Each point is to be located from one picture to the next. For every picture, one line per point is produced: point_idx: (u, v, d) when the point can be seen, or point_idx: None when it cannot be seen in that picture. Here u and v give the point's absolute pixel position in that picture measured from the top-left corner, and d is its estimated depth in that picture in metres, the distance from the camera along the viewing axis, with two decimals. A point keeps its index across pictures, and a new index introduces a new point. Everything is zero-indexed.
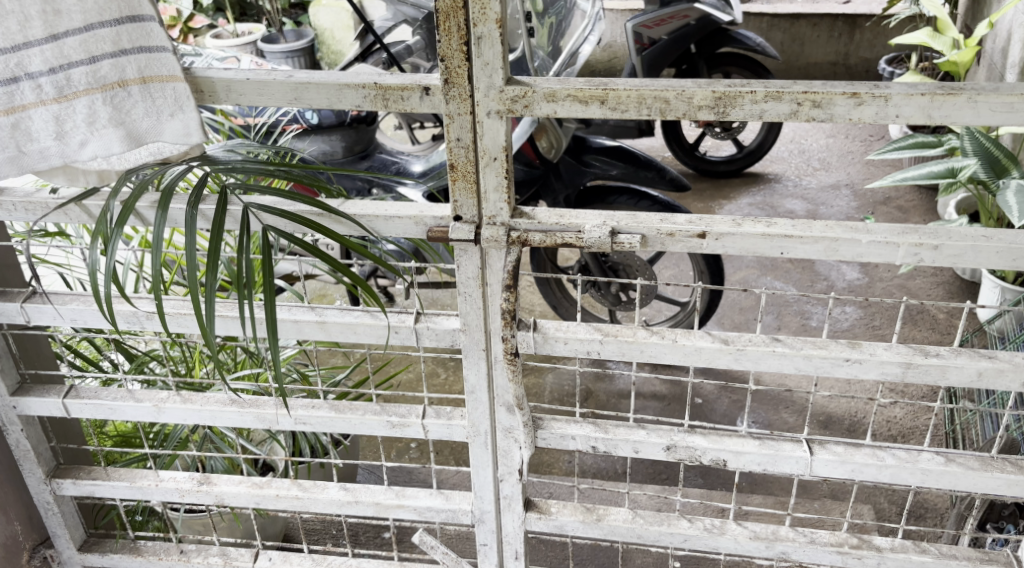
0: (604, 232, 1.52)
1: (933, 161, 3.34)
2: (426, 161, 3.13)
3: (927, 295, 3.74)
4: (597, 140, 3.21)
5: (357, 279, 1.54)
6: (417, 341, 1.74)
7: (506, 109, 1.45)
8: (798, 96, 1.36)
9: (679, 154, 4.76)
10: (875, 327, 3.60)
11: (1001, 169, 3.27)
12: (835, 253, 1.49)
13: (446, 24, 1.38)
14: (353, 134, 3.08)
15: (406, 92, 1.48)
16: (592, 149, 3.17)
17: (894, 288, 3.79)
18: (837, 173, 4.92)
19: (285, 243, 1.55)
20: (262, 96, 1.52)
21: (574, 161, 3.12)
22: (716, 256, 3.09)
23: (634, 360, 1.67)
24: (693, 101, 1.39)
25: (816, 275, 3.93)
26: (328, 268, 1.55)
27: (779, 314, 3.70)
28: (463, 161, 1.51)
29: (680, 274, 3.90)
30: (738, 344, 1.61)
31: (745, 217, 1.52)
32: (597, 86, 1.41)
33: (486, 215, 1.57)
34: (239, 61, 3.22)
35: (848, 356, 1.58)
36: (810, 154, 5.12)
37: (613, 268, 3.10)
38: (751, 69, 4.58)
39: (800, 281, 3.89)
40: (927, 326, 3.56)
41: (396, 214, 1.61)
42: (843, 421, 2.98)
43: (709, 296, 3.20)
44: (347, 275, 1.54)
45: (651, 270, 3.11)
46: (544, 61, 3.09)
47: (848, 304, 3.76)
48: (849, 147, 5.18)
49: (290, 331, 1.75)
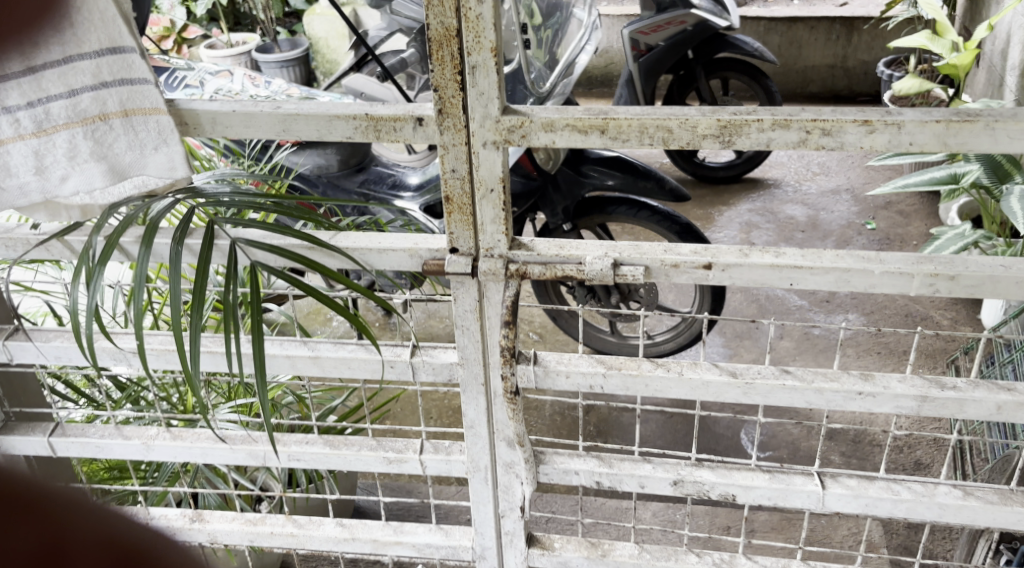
0: (606, 264, 1.47)
1: (934, 168, 3.26)
2: (422, 173, 3.08)
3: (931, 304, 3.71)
4: (595, 152, 3.16)
5: (344, 316, 1.43)
6: (413, 376, 1.67)
7: (502, 139, 1.39)
8: (807, 123, 1.30)
9: (677, 160, 4.77)
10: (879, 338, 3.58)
11: (1004, 173, 3.25)
12: (846, 285, 1.42)
13: (439, 53, 1.31)
14: (348, 147, 3.04)
15: (398, 123, 1.41)
16: (589, 160, 3.12)
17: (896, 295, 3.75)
18: (837, 178, 4.87)
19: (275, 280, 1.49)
20: (248, 129, 1.44)
21: (573, 172, 3.08)
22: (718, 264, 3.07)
23: (638, 395, 1.61)
24: (697, 129, 1.33)
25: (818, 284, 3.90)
26: (314, 304, 1.47)
27: (781, 323, 3.67)
28: (459, 193, 1.46)
29: None
30: (747, 377, 1.55)
31: (752, 247, 1.45)
32: (596, 114, 1.35)
33: (482, 246, 1.51)
34: (232, 75, 3.29)
35: (861, 390, 1.51)
36: (810, 159, 5.09)
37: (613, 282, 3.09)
38: (749, 75, 4.50)
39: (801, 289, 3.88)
40: (932, 335, 3.53)
41: (390, 247, 1.55)
42: (849, 433, 2.95)
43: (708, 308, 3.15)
44: (334, 313, 1.44)
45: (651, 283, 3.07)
46: (541, 71, 3.02)
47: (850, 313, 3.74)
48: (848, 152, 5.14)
49: (282, 367, 1.69)
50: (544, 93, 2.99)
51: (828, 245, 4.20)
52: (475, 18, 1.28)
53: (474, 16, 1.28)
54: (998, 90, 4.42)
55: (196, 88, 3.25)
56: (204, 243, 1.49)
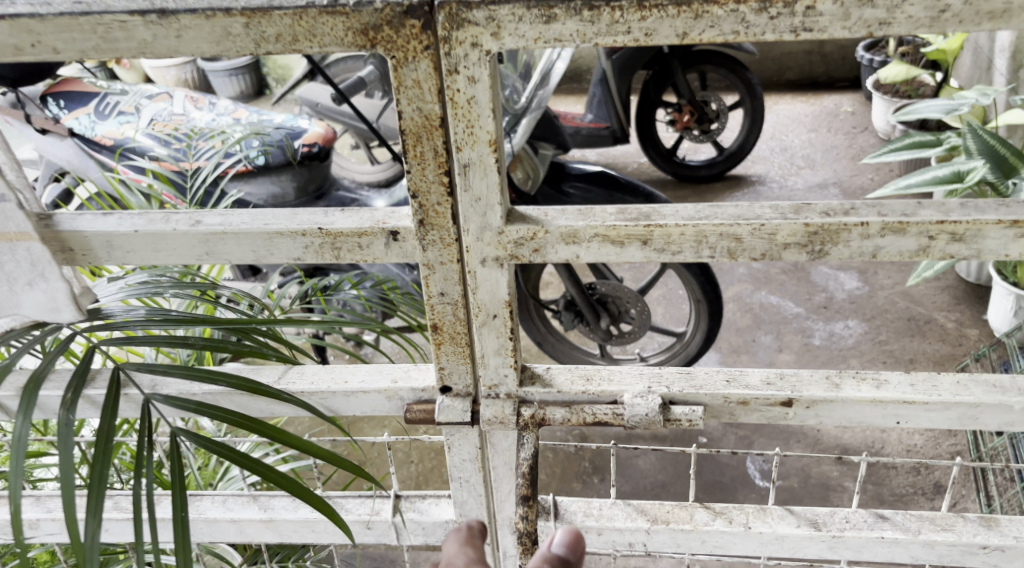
0: (653, 404, 1.10)
1: (935, 165, 2.68)
2: (388, 195, 2.38)
3: (932, 304, 3.03)
4: (579, 164, 2.41)
5: (311, 489, 1.01)
6: (398, 538, 1.32)
7: (507, 254, 1.02)
8: (931, 227, 0.94)
9: (654, 159, 4.02)
10: (882, 342, 2.88)
11: (1010, 169, 2.59)
12: (972, 422, 1.09)
13: (417, 148, 0.95)
14: (305, 173, 2.39)
15: (365, 238, 1.03)
16: (571, 175, 2.39)
17: (899, 297, 3.07)
18: (823, 171, 4.14)
19: (201, 447, 1.05)
20: (159, 253, 1.06)
21: (550, 192, 2.36)
22: (717, 283, 2.42)
23: (691, 551, 1.27)
24: (778, 238, 0.97)
25: (813, 286, 3.18)
26: (258, 475, 1.04)
27: (778, 334, 2.95)
28: (451, 321, 1.08)
29: (670, 294, 3.45)
30: (833, 529, 1.23)
31: (844, 374, 1.11)
32: (637, 221, 0.99)
33: (484, 383, 1.14)
34: (174, 98, 2.42)
35: (984, 543, 1.19)
36: (793, 151, 4.34)
37: (599, 302, 2.54)
38: (729, 68, 3.89)
39: (797, 294, 3.14)
40: (935, 338, 2.87)
41: (360, 386, 1.17)
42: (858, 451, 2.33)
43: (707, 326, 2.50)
44: (295, 485, 1.01)
45: (647, 302, 2.54)
46: (513, 84, 2.27)
47: (849, 317, 3.02)
48: (834, 141, 4.40)
49: (229, 533, 1.33)
50: (518, 110, 2.20)
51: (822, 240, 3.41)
52: (466, 103, 0.92)
53: (464, 100, 0.92)
54: (987, 71, 4.04)
55: (128, 116, 2.37)
56: (109, 393, 1.07)
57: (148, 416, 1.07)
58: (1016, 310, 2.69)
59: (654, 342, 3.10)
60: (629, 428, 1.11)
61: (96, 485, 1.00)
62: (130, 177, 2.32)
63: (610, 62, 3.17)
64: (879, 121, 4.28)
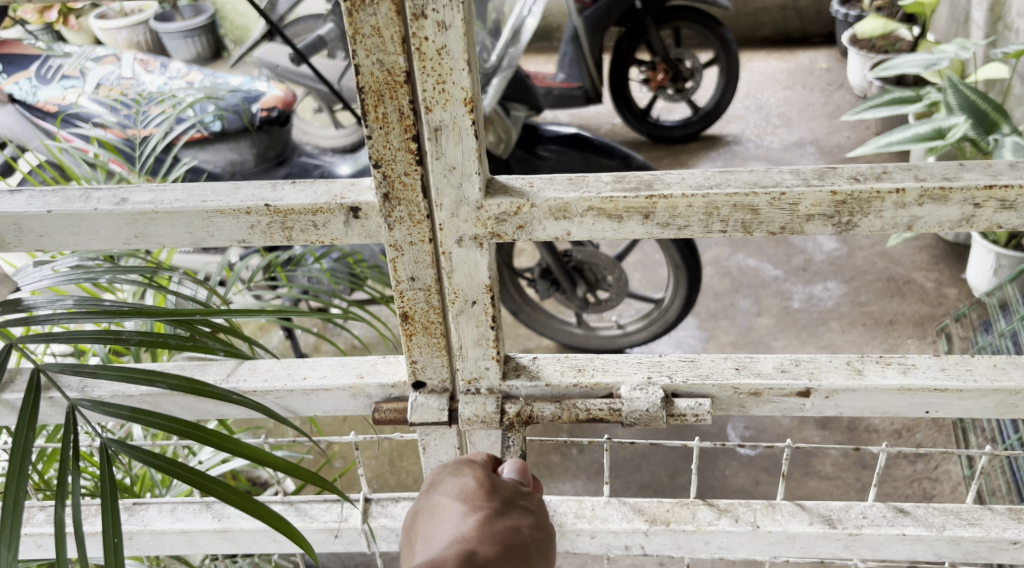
0: (653, 397, 0.98)
1: (915, 122, 2.52)
2: (355, 162, 2.22)
3: (915, 265, 2.93)
4: (553, 126, 2.26)
5: (268, 505, 0.88)
6: (369, 546, 1.22)
7: (486, 232, 0.88)
8: (977, 193, 0.82)
9: (629, 120, 3.86)
10: (865, 306, 2.78)
11: (990, 125, 2.46)
12: (1009, 409, 0.98)
13: (378, 110, 0.80)
14: (266, 141, 2.20)
15: (320, 216, 0.89)
16: (546, 139, 2.23)
17: (881, 259, 2.96)
18: (799, 129, 4.02)
19: (134, 458, 0.90)
20: (78, 236, 0.91)
21: (525, 155, 2.21)
22: (696, 248, 2.29)
23: (692, 550, 1.16)
24: (800, 208, 0.84)
25: (791, 248, 3.06)
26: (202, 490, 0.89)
27: (757, 299, 2.83)
28: (423, 309, 0.94)
29: (648, 260, 3.32)
30: (849, 526, 1.11)
31: (867, 358, 0.99)
32: (637, 191, 0.85)
33: (462, 377, 1.00)
34: (123, 60, 2.22)
35: (1014, 537, 1.08)
36: (769, 109, 4.21)
37: (575, 270, 2.41)
38: (705, 25, 3.73)
39: (775, 257, 3.02)
40: (917, 300, 2.77)
41: (322, 383, 1.04)
42: (843, 420, 2.22)
43: (685, 293, 2.37)
44: (250, 501, 0.87)
45: (625, 269, 2.41)
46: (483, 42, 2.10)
47: (829, 280, 2.91)
48: (810, 97, 4.28)
49: (180, 545, 1.22)
50: (488, 69, 2.03)
51: None
52: (436, 54, 0.77)
53: (433, 50, 0.77)
54: (964, 25, 3.90)
55: (73, 80, 2.17)
56: (26, 395, 0.91)
57: (73, 421, 0.91)
58: (996, 269, 2.60)
59: (631, 309, 2.97)
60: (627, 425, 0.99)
61: (11, 504, 0.85)
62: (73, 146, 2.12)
63: (581, 20, 2.98)
64: (857, 76, 4.15)
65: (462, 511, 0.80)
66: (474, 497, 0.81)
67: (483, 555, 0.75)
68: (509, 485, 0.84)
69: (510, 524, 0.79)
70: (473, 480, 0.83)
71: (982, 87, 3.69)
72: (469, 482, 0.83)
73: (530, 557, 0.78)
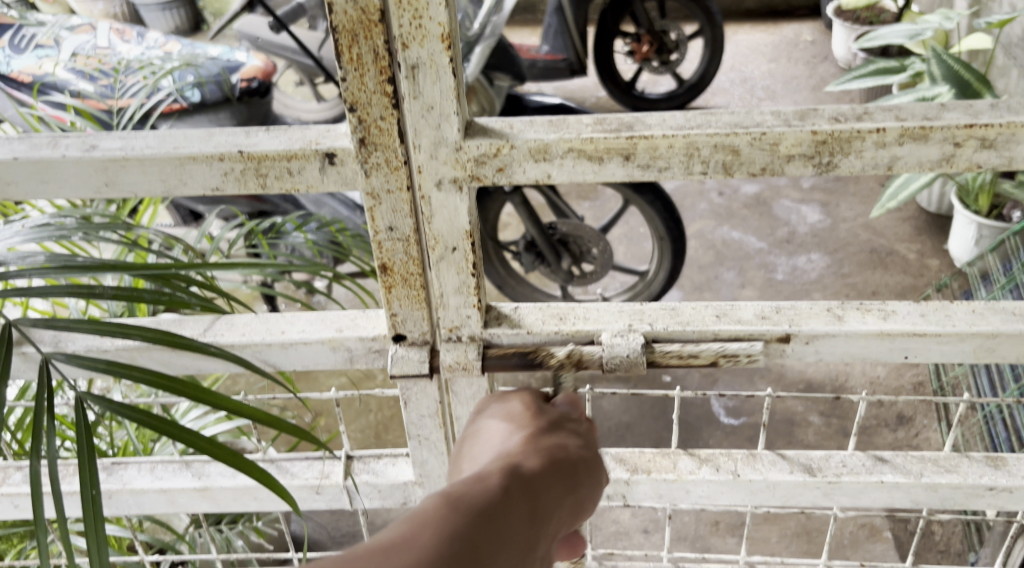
0: (635, 344, 0.98)
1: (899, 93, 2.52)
2: None
3: (898, 235, 2.94)
4: (536, 97, 2.25)
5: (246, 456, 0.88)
6: (351, 502, 1.22)
7: (466, 175, 0.88)
8: (958, 131, 0.82)
9: (614, 93, 3.84)
10: (848, 276, 2.79)
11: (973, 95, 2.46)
12: (987, 354, 0.98)
13: (353, 50, 0.79)
14: (246, 112, 2.18)
15: (295, 162, 0.88)
16: (531, 109, 2.22)
17: (864, 230, 2.97)
18: (784, 102, 4.01)
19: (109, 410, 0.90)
20: (47, 184, 0.89)
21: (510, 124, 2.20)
22: (682, 219, 2.28)
23: (674, 501, 1.16)
24: (781, 149, 0.84)
25: (775, 220, 3.06)
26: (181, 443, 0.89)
27: (741, 270, 2.84)
28: (402, 259, 0.94)
29: (633, 233, 3.32)
30: (828, 475, 1.12)
31: (848, 304, 0.99)
32: (618, 132, 0.84)
33: (443, 326, 1.00)
34: (98, 31, 2.20)
35: (991, 484, 1.09)
36: (754, 82, 4.20)
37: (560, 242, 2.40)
38: None
39: (760, 229, 3.02)
40: (900, 270, 2.79)
41: (300, 336, 1.03)
42: (826, 388, 2.24)
43: (671, 265, 2.37)
44: (230, 454, 0.87)
45: (611, 242, 2.40)
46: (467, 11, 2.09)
47: (813, 251, 2.92)
48: (794, 71, 4.27)
49: (161, 504, 1.22)
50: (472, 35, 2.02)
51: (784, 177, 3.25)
52: None
53: None
54: None
55: (47, 49, 2.14)
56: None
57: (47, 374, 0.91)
58: (977, 240, 2.62)
59: (616, 282, 2.97)
60: (682, 359, 0.98)
61: None
62: (48, 115, 2.09)
63: None
64: (841, 49, 4.15)
65: (510, 432, 0.85)
66: (521, 419, 0.86)
67: (529, 463, 0.76)
68: (557, 416, 0.87)
69: (555, 442, 0.82)
70: (522, 408, 0.88)
71: (966, 58, 3.70)
72: (517, 409, 0.88)
73: (578, 472, 0.79)
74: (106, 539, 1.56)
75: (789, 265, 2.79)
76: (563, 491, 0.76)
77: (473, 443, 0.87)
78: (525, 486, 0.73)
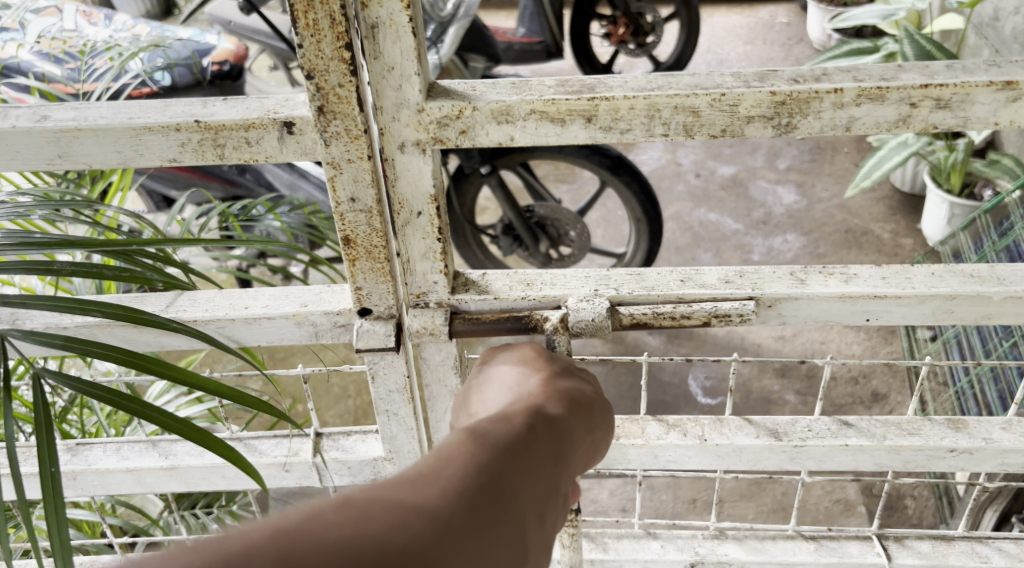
0: (600, 308, 0.98)
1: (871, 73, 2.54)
2: None
3: (872, 214, 2.97)
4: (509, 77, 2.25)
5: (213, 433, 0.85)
6: (320, 480, 1.22)
7: (429, 137, 0.88)
8: (913, 91, 0.83)
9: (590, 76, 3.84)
10: (822, 256, 2.82)
11: None
12: (946, 316, 1.00)
13: (309, 16, 0.79)
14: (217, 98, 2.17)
15: (252, 132, 0.88)
16: None
17: (838, 210, 3.00)
18: None
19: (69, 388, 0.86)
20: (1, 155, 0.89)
21: None
22: (658, 200, 2.29)
23: (643, 469, 1.17)
24: (740, 110, 0.84)
25: (751, 201, 3.08)
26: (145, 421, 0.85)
27: (717, 251, 2.86)
28: (365, 233, 0.93)
29: (610, 216, 3.32)
30: (794, 438, 1.14)
31: (811, 266, 1.00)
32: (579, 94, 0.85)
33: (411, 292, 1.01)
34: (64, 14, 2.18)
35: (953, 446, 1.11)
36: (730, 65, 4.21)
37: (538, 225, 2.40)
38: None
39: (735, 210, 3.04)
40: (873, 250, 2.82)
41: (264, 310, 1.03)
42: (801, 366, 2.26)
43: (648, 246, 2.38)
44: (195, 430, 0.85)
45: (587, 225, 2.40)
46: None
47: (788, 231, 2.94)
48: (770, 53, 4.29)
49: (127, 484, 1.21)
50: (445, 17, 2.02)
51: (759, 157, 3.26)
52: None
53: None
54: None
55: (12, 33, 2.12)
56: None
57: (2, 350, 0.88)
58: (949, 219, 2.64)
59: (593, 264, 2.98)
60: (675, 321, 0.99)
61: None
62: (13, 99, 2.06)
63: None
64: (816, 31, 4.17)
65: (523, 374, 0.87)
66: (533, 363, 0.88)
67: (551, 404, 0.79)
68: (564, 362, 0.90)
69: (572, 383, 0.85)
70: (530, 354, 0.90)
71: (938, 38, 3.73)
72: (528, 353, 0.90)
73: (594, 412, 0.83)
74: (78, 523, 1.56)
75: (764, 246, 2.80)
76: (581, 432, 0.80)
77: (483, 385, 0.89)
78: (550, 427, 0.76)
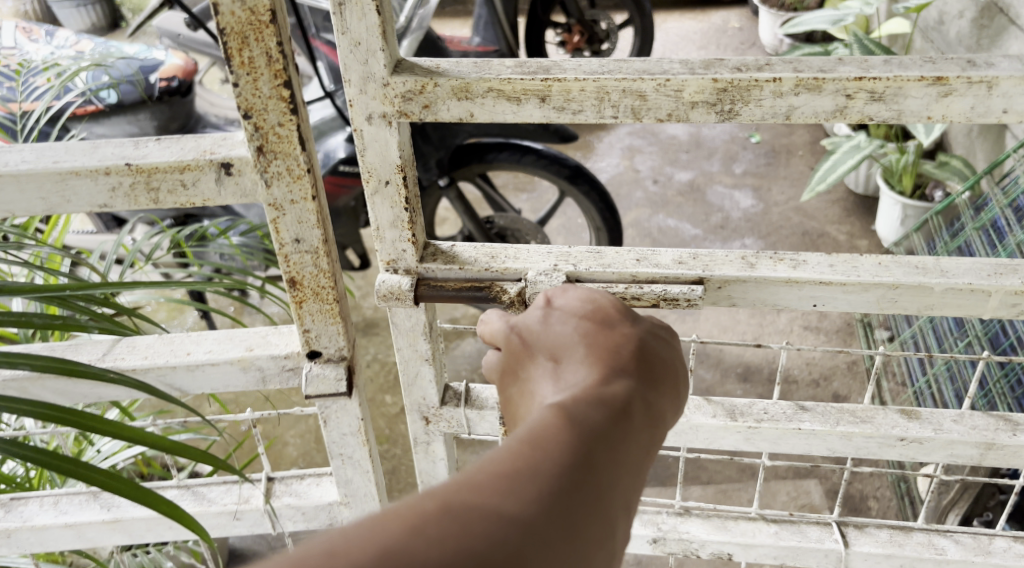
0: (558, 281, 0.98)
1: None
2: None
3: (828, 217, 3.01)
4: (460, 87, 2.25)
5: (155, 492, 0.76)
6: (274, 527, 1.20)
7: (395, 111, 0.88)
8: (848, 84, 0.84)
9: None
10: None
11: None
12: (892, 305, 1.01)
13: (244, 54, 0.79)
14: (166, 111, 2.14)
15: (188, 173, 0.88)
16: None
17: (794, 213, 3.03)
18: None
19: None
20: None
21: None
22: (615, 208, 2.30)
23: None
24: (685, 93, 0.85)
25: (708, 207, 3.10)
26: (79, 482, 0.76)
27: None
28: (312, 276, 0.93)
29: (570, 225, 3.33)
30: (749, 419, 1.14)
31: (760, 253, 1.01)
32: (535, 74, 0.85)
33: (381, 258, 1.01)
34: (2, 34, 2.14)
35: (904, 436, 1.13)
36: None
37: (498, 235, 2.40)
38: None
39: (693, 216, 3.06)
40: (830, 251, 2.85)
41: (206, 355, 1.02)
42: (763, 370, 2.27)
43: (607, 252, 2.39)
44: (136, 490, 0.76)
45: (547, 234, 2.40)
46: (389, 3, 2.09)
47: (747, 236, 2.96)
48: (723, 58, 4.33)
49: (68, 539, 1.19)
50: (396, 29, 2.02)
51: (715, 163, 3.30)
52: None
53: None
54: None
55: None
56: None
57: None
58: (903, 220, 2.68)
59: None
60: (625, 302, 0.99)
61: None
62: None
63: None
64: (767, 34, 4.22)
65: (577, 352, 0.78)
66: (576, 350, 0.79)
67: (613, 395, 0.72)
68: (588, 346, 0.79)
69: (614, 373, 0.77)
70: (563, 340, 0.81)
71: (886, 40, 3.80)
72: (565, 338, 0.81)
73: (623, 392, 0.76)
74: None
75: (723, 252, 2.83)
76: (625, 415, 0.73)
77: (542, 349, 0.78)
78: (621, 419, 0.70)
